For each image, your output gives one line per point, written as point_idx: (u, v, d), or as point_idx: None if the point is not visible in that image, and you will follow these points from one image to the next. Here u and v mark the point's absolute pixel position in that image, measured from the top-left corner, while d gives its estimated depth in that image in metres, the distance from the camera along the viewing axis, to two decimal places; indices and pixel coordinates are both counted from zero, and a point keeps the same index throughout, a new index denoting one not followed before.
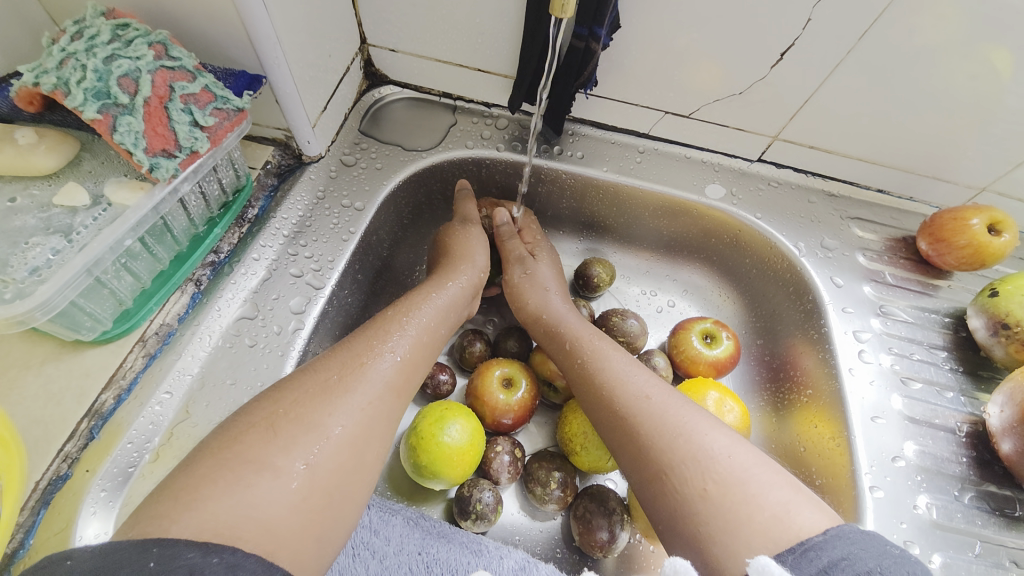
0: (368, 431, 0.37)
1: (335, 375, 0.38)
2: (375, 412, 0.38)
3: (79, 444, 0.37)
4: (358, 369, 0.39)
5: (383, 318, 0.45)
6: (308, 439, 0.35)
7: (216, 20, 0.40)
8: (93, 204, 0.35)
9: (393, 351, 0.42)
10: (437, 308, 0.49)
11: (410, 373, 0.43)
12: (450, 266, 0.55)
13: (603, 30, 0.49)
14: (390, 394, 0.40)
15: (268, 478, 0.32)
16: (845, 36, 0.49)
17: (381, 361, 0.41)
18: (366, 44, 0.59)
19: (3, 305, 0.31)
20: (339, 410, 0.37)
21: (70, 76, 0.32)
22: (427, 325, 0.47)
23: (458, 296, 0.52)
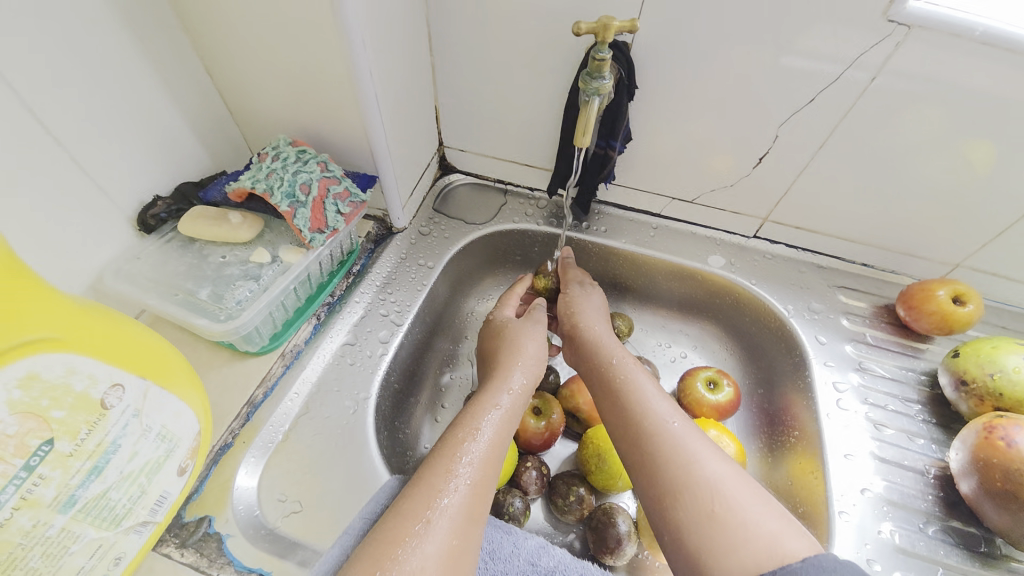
0: (465, 523, 0.42)
1: (421, 477, 0.45)
2: (478, 489, 0.45)
3: (240, 423, 0.54)
4: (445, 471, 0.45)
5: (461, 414, 0.52)
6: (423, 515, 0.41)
7: (354, 141, 0.61)
8: (271, 261, 0.55)
9: (483, 432, 0.49)
10: (512, 397, 0.55)
11: (495, 457, 0.48)
12: (511, 335, 0.64)
13: (617, 142, 0.66)
14: (481, 482, 0.45)
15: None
16: (808, 145, 0.64)
17: (468, 454, 0.47)
18: (443, 146, 0.80)
19: (222, 323, 0.49)
20: (439, 509, 0.42)
21: (274, 184, 0.53)
22: (506, 411, 0.53)
23: (529, 378, 0.59)
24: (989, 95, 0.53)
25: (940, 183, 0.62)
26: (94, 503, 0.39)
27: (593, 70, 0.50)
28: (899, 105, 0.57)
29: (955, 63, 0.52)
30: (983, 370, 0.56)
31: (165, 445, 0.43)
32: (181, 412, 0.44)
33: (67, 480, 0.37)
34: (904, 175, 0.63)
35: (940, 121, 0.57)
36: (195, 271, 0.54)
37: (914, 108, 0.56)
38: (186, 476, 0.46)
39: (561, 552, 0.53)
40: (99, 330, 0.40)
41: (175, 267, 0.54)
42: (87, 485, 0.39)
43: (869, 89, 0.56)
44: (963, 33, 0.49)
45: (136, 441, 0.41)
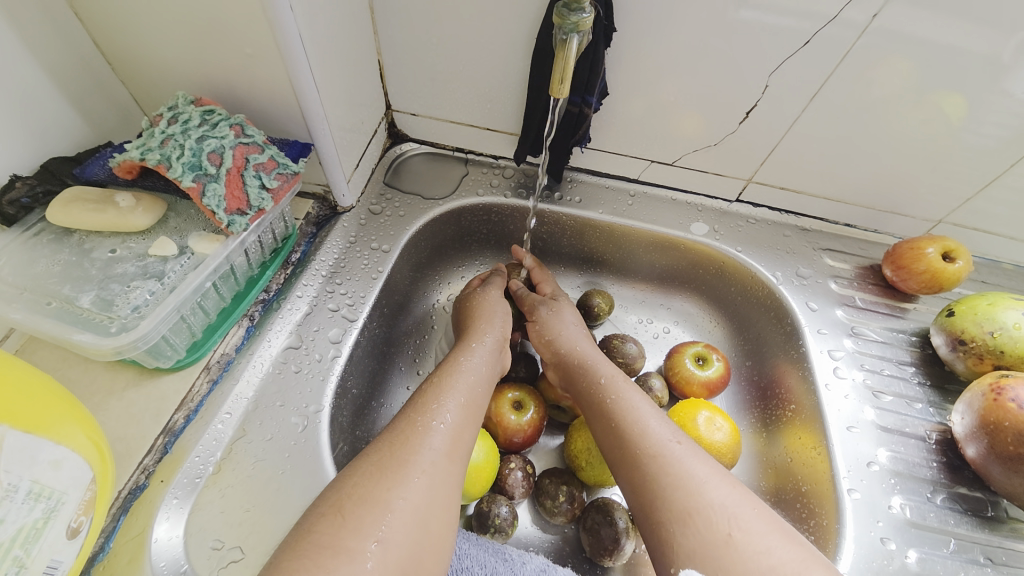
0: (432, 503, 0.40)
1: (387, 453, 0.42)
2: (433, 482, 0.41)
3: (155, 457, 0.43)
4: (406, 442, 0.42)
5: (422, 392, 0.48)
6: (375, 517, 0.37)
7: (278, 101, 0.50)
8: (179, 253, 0.45)
9: (439, 421, 0.45)
10: (470, 371, 0.52)
11: (458, 438, 0.45)
12: (473, 330, 0.58)
13: (594, 98, 0.58)
14: (443, 460, 0.42)
15: (344, 562, 0.34)
16: (798, 100, 0.58)
17: (426, 432, 0.43)
18: (390, 109, 0.69)
19: (113, 337, 0.39)
20: (398, 483, 0.39)
21: (172, 153, 0.42)
22: (466, 387, 0.49)
23: (486, 357, 0.55)
24: (994, 40, 0.48)
25: (929, 136, 0.59)
26: None
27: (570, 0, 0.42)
28: (898, 53, 0.51)
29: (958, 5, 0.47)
30: (982, 329, 0.54)
31: (42, 506, 0.32)
32: (61, 460, 0.34)
33: None
34: (896, 129, 0.59)
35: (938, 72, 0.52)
36: (73, 271, 0.42)
37: (910, 57, 0.51)
38: (80, 539, 0.36)
39: (562, 570, 0.49)
40: None
41: (46, 267, 0.42)
42: None
43: (854, 49, 0.52)
44: None
45: None
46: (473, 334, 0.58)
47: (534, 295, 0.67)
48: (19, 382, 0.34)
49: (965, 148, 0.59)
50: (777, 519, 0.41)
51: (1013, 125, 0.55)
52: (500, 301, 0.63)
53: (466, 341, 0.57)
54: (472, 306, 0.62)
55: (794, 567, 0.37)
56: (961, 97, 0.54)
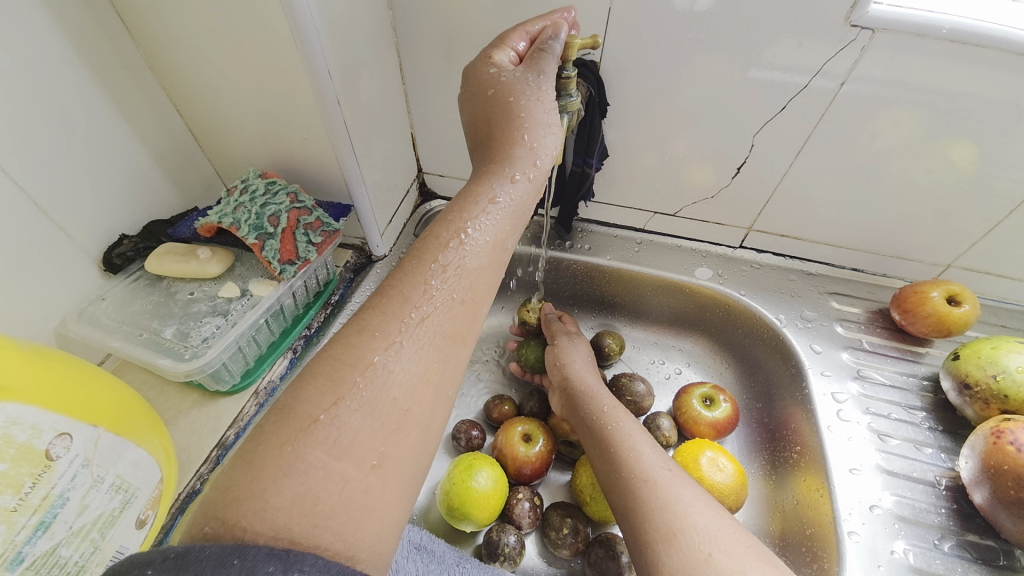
0: (418, 381, 0.35)
1: (374, 322, 0.36)
2: (423, 358, 0.36)
3: (210, 467, 0.51)
4: (409, 306, 0.37)
5: (430, 251, 0.40)
6: (355, 397, 0.33)
7: (327, 172, 0.61)
8: (241, 295, 0.55)
9: (437, 288, 0.39)
10: (493, 222, 0.43)
11: (459, 317, 0.39)
12: (506, 148, 0.44)
13: (593, 159, 0.66)
14: (440, 339, 0.37)
15: (312, 435, 0.31)
16: (784, 154, 0.64)
17: (432, 300, 0.38)
18: (422, 171, 0.80)
19: (187, 361, 0.48)
20: (402, 350, 0.36)
21: (242, 217, 0.53)
22: (487, 243, 0.42)
23: (510, 203, 0.43)
24: (963, 92, 0.53)
25: (920, 181, 0.62)
26: (44, 560, 0.36)
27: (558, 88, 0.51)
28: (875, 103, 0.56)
29: (920, 68, 0.52)
30: (985, 372, 0.54)
31: (120, 496, 0.41)
32: (139, 460, 0.43)
33: (11, 537, 0.34)
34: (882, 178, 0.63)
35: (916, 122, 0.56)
36: (160, 309, 0.53)
37: (885, 110, 0.56)
38: (146, 530, 0.43)
39: None
40: (39, 361, 0.39)
41: (140, 306, 0.53)
42: (34, 542, 0.35)
43: (839, 96, 0.57)
44: (931, 32, 0.49)
45: (86, 493, 0.39)
46: (510, 160, 0.44)
47: (559, 325, 0.72)
48: (117, 394, 0.44)
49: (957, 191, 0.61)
50: (755, 542, 0.44)
51: (999, 170, 0.58)
52: (546, 116, 0.45)
53: (495, 172, 0.44)
54: (501, 119, 0.45)
55: None
56: (972, 145, 0.57)
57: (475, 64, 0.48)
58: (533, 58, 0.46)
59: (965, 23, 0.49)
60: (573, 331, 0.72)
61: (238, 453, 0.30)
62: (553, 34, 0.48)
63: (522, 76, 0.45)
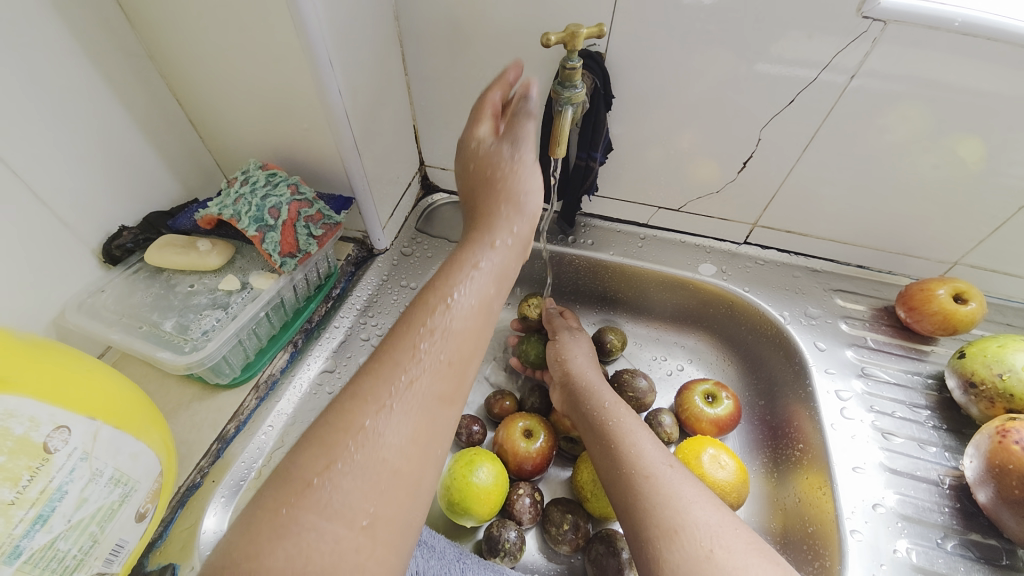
0: (409, 444, 0.36)
1: (369, 385, 0.37)
2: (413, 412, 0.36)
3: (210, 460, 0.50)
4: (398, 376, 0.37)
5: (416, 313, 0.41)
6: (348, 452, 0.34)
7: (328, 164, 0.60)
8: (241, 288, 0.54)
9: (428, 351, 0.39)
10: (479, 285, 0.44)
11: (449, 381, 0.39)
12: (488, 220, 0.46)
13: (598, 153, 0.65)
14: (432, 395, 0.38)
15: (308, 506, 0.31)
16: (791, 148, 0.63)
17: (420, 361, 0.38)
18: (424, 164, 0.79)
19: (186, 354, 0.48)
20: (391, 416, 0.36)
21: (242, 209, 0.52)
22: (474, 304, 0.42)
23: (490, 272, 0.44)
24: (976, 87, 0.52)
25: (932, 177, 0.61)
26: (42, 553, 0.36)
27: (563, 79, 0.50)
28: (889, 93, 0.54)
29: (931, 59, 0.51)
30: (991, 371, 0.54)
31: (119, 490, 0.40)
32: (138, 454, 0.42)
33: (8, 531, 0.34)
34: (890, 175, 0.62)
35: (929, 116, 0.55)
36: (161, 301, 0.53)
37: (893, 105, 0.55)
38: (145, 523, 0.43)
39: None
40: (34, 356, 0.39)
41: (141, 298, 0.53)
42: (32, 535, 0.35)
43: (847, 91, 0.56)
44: (944, 25, 0.48)
45: (85, 487, 0.38)
46: (491, 227, 0.46)
47: (561, 320, 0.72)
48: (116, 387, 0.43)
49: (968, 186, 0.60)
50: (756, 539, 0.44)
51: (1009, 166, 0.57)
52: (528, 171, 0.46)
53: (477, 240, 0.45)
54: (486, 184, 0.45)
55: None
56: (980, 140, 0.56)
57: (459, 141, 0.49)
58: (512, 125, 0.46)
59: (979, 16, 0.48)
60: (574, 327, 0.71)
61: (238, 520, 0.31)
62: (526, 91, 0.47)
63: (498, 149, 0.46)
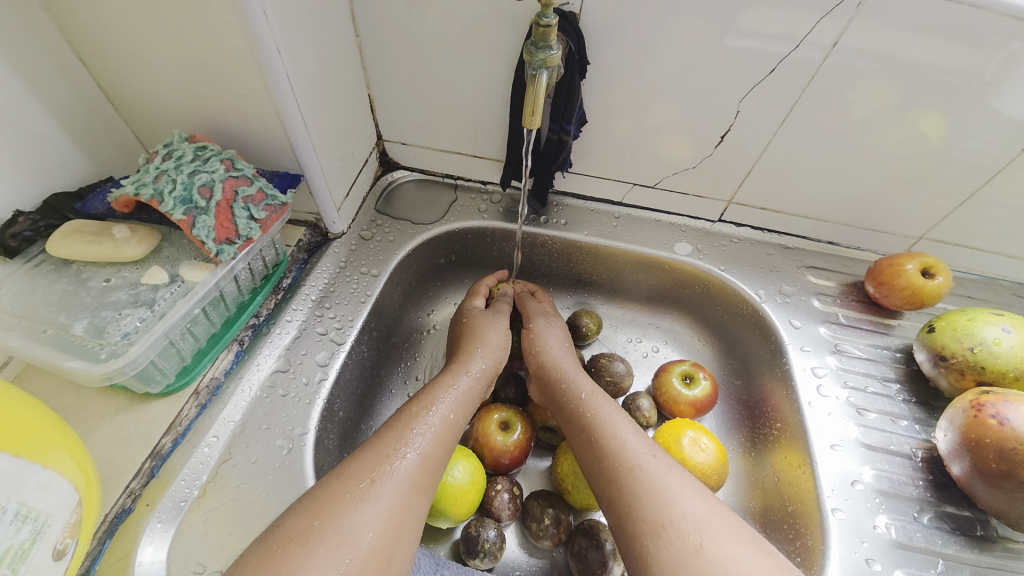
0: (400, 517, 0.42)
1: (365, 481, 0.42)
2: (399, 515, 0.42)
3: (142, 481, 0.44)
4: (387, 472, 0.43)
5: (409, 413, 0.50)
6: (339, 551, 0.38)
7: (269, 137, 0.53)
8: (170, 281, 0.47)
9: (413, 448, 0.46)
10: (456, 397, 0.53)
11: (431, 468, 0.46)
12: (464, 351, 0.60)
13: (572, 125, 0.60)
14: (414, 493, 0.44)
15: None
16: (769, 122, 0.60)
17: (405, 460, 0.45)
18: (382, 139, 0.72)
19: (102, 362, 0.41)
20: (368, 518, 0.40)
21: (164, 188, 0.44)
22: (454, 412, 0.52)
23: (476, 383, 0.57)
24: (956, 57, 0.50)
25: (896, 154, 0.60)
26: None
27: (537, 39, 0.45)
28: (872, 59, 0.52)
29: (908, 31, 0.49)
30: (961, 344, 0.55)
31: (29, 527, 0.33)
32: (48, 483, 0.35)
33: None
34: (864, 148, 0.61)
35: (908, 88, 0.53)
36: (69, 300, 0.44)
37: (861, 80, 0.54)
38: (65, 561, 0.36)
39: None
40: None
41: (44, 296, 0.44)
42: None
43: (821, 69, 0.54)
44: None
45: None
46: (470, 354, 0.60)
47: (535, 303, 0.68)
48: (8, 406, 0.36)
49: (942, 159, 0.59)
50: (744, 529, 0.42)
51: (971, 141, 0.57)
52: (494, 329, 0.63)
53: (463, 361, 0.58)
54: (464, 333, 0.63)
55: None
56: (940, 116, 0.56)
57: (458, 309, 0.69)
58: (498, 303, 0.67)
59: None
60: (546, 313, 0.68)
61: None
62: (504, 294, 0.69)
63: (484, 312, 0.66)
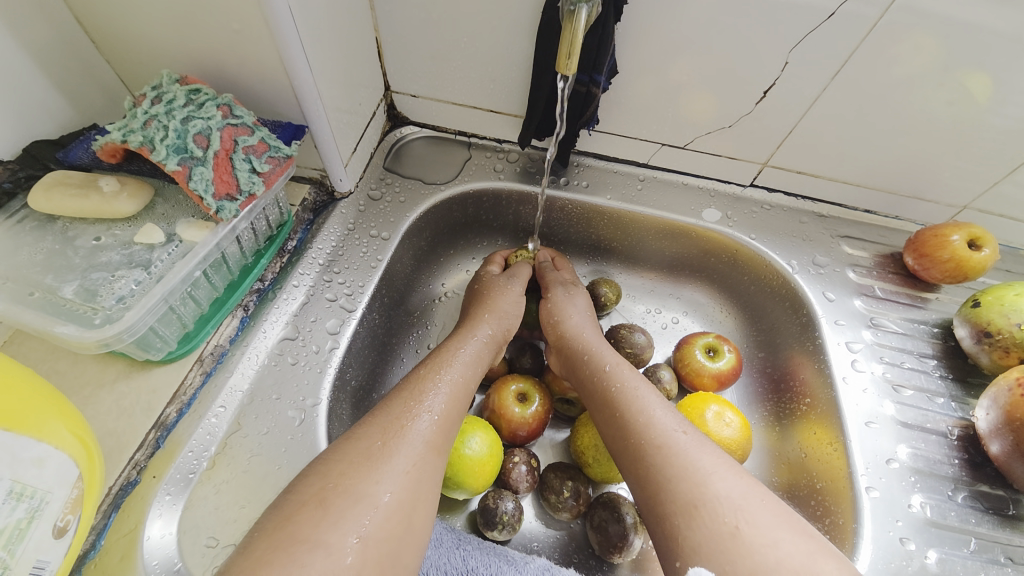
0: (418, 485, 0.39)
1: (377, 441, 0.40)
2: (418, 477, 0.39)
3: (147, 453, 0.42)
4: (399, 432, 0.41)
5: (418, 376, 0.47)
6: (358, 510, 0.36)
7: (269, 81, 0.47)
8: (166, 241, 0.43)
9: (429, 410, 0.44)
10: (464, 360, 0.51)
11: (446, 430, 0.44)
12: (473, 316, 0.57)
13: (602, 76, 0.55)
14: (430, 453, 0.41)
15: (320, 556, 0.33)
16: (819, 76, 0.54)
17: (418, 421, 0.42)
18: (390, 90, 0.66)
19: (96, 328, 0.37)
20: (384, 476, 0.38)
21: (155, 135, 0.40)
22: (463, 376, 0.49)
23: (482, 347, 0.54)
24: None
25: (942, 119, 0.55)
26: None
27: None
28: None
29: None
30: (1009, 320, 0.52)
31: (25, 505, 0.31)
32: (44, 458, 0.33)
33: None
34: (913, 109, 0.55)
35: (986, 38, 0.47)
36: (56, 260, 0.41)
37: (904, 35, 0.48)
38: (68, 538, 0.34)
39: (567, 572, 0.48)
40: None
41: (28, 255, 0.41)
42: None
43: (883, 21, 0.48)
44: None
45: None
46: (475, 318, 0.57)
47: (556, 273, 0.65)
48: None
49: (1010, 123, 0.53)
50: (786, 511, 0.40)
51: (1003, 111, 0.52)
52: (505, 293, 0.60)
53: (470, 325, 0.56)
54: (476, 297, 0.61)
55: (801, 561, 0.36)
56: (988, 76, 0.50)
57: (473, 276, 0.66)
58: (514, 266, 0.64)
59: None
60: (570, 283, 0.64)
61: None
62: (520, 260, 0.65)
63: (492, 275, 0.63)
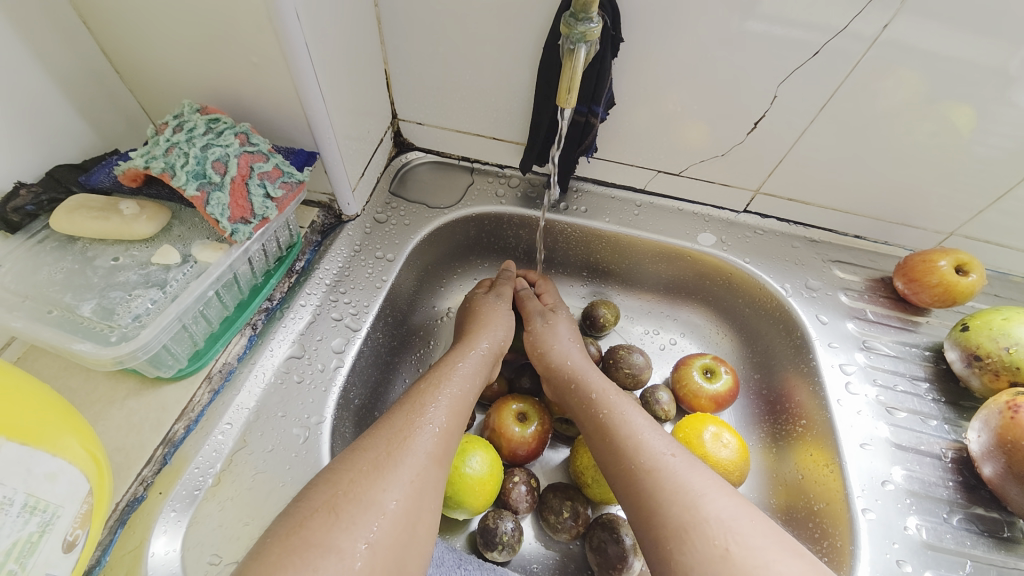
0: (421, 496, 0.40)
1: (383, 451, 0.41)
2: (422, 485, 0.40)
3: (154, 469, 0.43)
4: (403, 443, 0.42)
5: (419, 391, 0.48)
6: (367, 517, 0.36)
7: (284, 110, 0.50)
8: (182, 262, 0.45)
9: (431, 421, 0.45)
10: (464, 376, 0.52)
11: (448, 442, 0.45)
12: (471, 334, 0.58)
13: (601, 107, 0.57)
14: (433, 463, 0.42)
15: (333, 561, 0.34)
16: (807, 109, 0.56)
17: (422, 434, 0.43)
18: (397, 118, 0.69)
19: (113, 346, 0.39)
20: (391, 484, 0.39)
21: (176, 161, 0.42)
22: (461, 391, 0.50)
23: (480, 362, 0.55)
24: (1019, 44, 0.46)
25: (926, 149, 0.57)
26: None
27: (578, 10, 0.42)
28: (933, 39, 0.48)
29: (954, 26, 0.46)
30: (997, 344, 0.53)
31: (38, 519, 0.32)
32: (57, 473, 0.34)
33: None
34: (897, 140, 0.57)
35: (962, 77, 0.50)
36: (75, 279, 0.42)
37: (887, 70, 0.51)
38: (76, 553, 0.35)
39: None
40: None
41: (48, 275, 0.42)
42: None
43: (866, 59, 0.51)
44: None
45: None
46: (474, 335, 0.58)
47: (535, 303, 0.66)
48: (17, 394, 0.34)
49: (991, 154, 0.56)
50: (778, 531, 0.40)
51: (992, 139, 0.54)
52: (501, 313, 0.62)
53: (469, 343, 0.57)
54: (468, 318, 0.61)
55: None
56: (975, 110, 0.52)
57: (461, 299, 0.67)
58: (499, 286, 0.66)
59: None
60: (550, 310, 0.65)
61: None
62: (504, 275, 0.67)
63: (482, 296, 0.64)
